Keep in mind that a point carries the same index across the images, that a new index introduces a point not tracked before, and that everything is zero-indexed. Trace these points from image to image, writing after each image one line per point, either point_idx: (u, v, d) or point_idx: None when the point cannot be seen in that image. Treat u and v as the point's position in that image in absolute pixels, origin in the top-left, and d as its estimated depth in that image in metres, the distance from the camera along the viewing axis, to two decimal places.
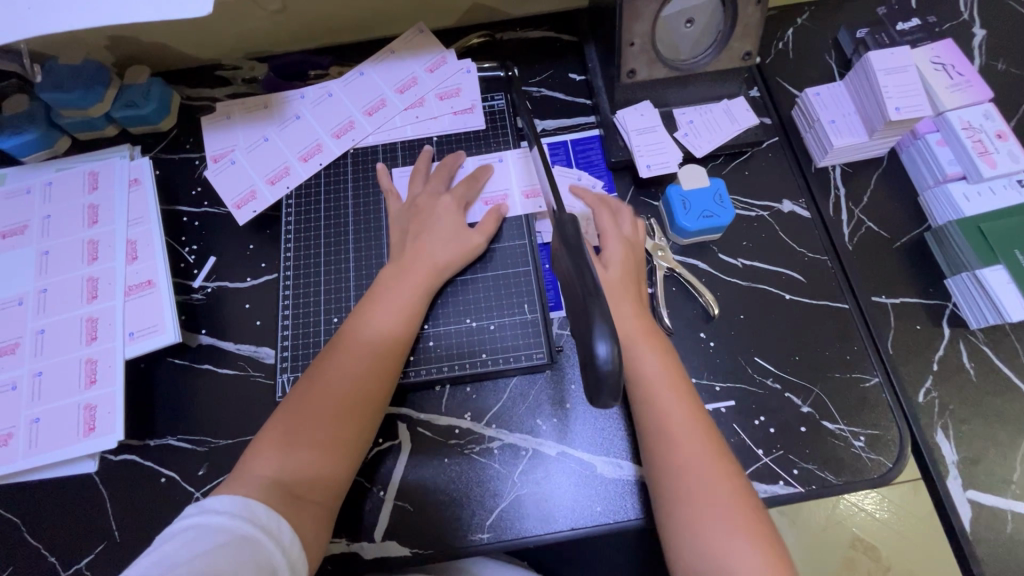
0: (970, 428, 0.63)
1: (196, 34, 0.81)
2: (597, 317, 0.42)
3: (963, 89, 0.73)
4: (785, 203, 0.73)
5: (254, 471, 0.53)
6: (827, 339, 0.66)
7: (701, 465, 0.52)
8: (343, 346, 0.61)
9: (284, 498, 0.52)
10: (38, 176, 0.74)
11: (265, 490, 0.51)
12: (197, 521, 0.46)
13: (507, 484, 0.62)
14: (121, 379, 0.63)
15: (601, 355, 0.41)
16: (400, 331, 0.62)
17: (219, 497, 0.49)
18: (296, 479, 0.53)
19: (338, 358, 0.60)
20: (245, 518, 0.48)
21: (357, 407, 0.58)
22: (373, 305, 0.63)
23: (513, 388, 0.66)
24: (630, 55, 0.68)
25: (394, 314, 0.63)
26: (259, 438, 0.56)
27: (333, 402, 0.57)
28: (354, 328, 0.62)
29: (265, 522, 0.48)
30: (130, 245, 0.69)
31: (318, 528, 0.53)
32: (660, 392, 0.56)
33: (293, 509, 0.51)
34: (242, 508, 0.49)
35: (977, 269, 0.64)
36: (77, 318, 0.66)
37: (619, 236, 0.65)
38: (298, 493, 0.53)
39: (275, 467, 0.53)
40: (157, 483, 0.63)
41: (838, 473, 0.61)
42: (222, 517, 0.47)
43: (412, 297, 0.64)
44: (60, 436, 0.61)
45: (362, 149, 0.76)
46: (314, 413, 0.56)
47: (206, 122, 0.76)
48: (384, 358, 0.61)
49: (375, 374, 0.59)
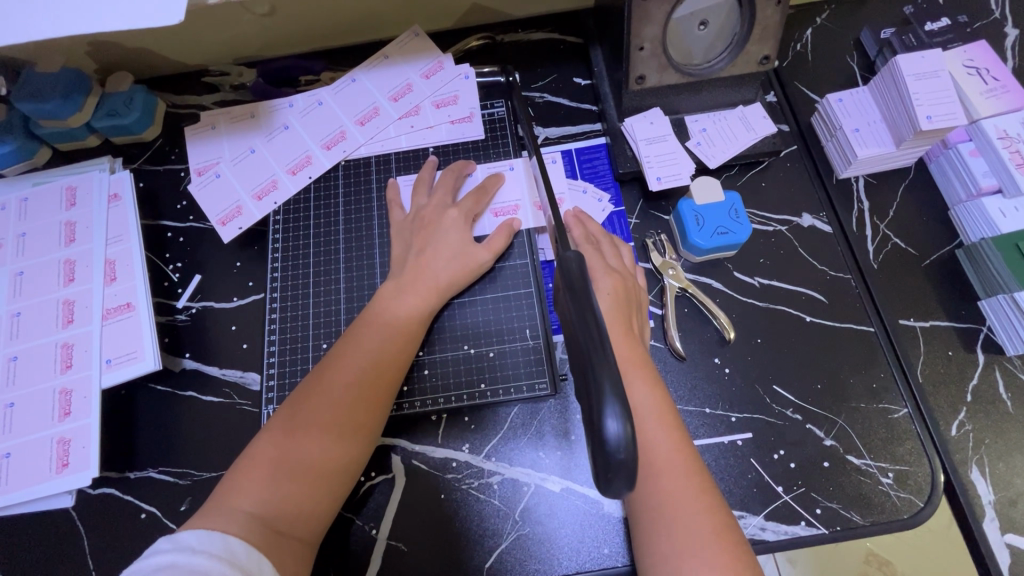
0: (1007, 465, 0.58)
1: (179, 39, 0.76)
2: (608, 386, 0.38)
3: (999, 95, 0.67)
4: (805, 217, 0.68)
5: (233, 502, 0.49)
6: (852, 365, 0.62)
7: (695, 533, 0.46)
8: (336, 366, 0.56)
9: (265, 534, 0.47)
10: (14, 191, 0.70)
11: (246, 526, 0.47)
12: (170, 561, 0.42)
13: (507, 522, 0.58)
14: (97, 410, 0.59)
15: (611, 431, 0.36)
16: (399, 354, 0.58)
17: (194, 532, 0.45)
18: (278, 513, 0.49)
19: (331, 381, 0.55)
20: (224, 561, 0.43)
21: (348, 436, 0.54)
22: (367, 327, 0.59)
23: (514, 417, 0.62)
24: (640, 61, 0.63)
25: (389, 334, 0.59)
26: (240, 465, 0.51)
27: (323, 429, 0.53)
28: (348, 349, 0.58)
29: (245, 564, 0.44)
30: (108, 265, 0.66)
31: (299, 567, 0.49)
32: (653, 443, 0.50)
33: (275, 548, 0.47)
34: (221, 548, 0.44)
35: (1015, 292, 0.59)
36: (52, 344, 0.62)
37: (608, 268, 0.59)
38: (280, 528, 0.49)
39: (256, 498, 0.49)
40: (136, 519, 0.60)
41: (864, 513, 0.56)
42: (199, 558, 0.42)
43: (411, 317, 0.60)
44: (33, 472, 0.57)
45: (354, 161, 0.72)
46: (302, 441, 0.52)
47: (189, 133, 0.72)
48: (380, 382, 0.57)
49: (369, 401, 0.56)
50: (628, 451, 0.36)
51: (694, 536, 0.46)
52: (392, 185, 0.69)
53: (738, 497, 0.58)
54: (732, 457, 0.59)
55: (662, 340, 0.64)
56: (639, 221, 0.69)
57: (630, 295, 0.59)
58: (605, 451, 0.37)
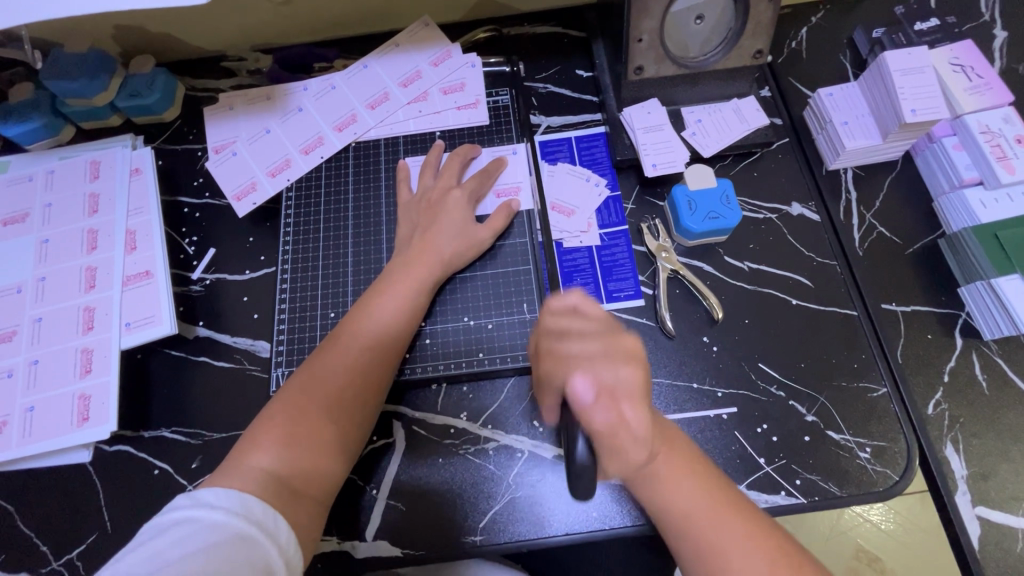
0: (981, 442, 0.60)
1: (201, 25, 0.80)
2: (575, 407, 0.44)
3: (983, 92, 0.70)
4: (794, 206, 0.71)
5: (249, 460, 0.52)
6: (836, 346, 0.65)
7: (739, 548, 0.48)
8: (347, 336, 0.60)
9: (280, 492, 0.50)
10: (41, 164, 0.74)
11: (262, 483, 0.50)
12: (190, 515, 0.45)
13: (501, 486, 0.61)
14: (116, 369, 0.63)
15: (579, 453, 0.42)
16: (402, 324, 0.62)
17: (213, 490, 0.47)
18: (293, 472, 0.52)
19: (341, 351, 0.59)
20: (240, 517, 0.46)
21: (357, 401, 0.58)
22: (373, 300, 0.63)
23: (510, 388, 0.65)
24: (638, 52, 0.67)
25: (394, 306, 0.62)
26: (252, 432, 0.54)
27: (333, 394, 0.57)
28: (356, 322, 0.61)
29: (263, 520, 0.47)
30: (129, 235, 0.69)
31: (313, 522, 0.52)
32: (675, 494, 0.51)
33: (289, 502, 0.50)
34: (237, 504, 0.47)
35: (992, 279, 0.62)
36: (74, 307, 0.66)
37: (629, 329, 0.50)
38: (295, 487, 0.52)
39: (272, 458, 0.52)
40: (150, 475, 0.63)
41: (841, 484, 0.59)
42: (216, 514, 0.45)
43: (414, 291, 0.63)
44: (55, 425, 0.61)
45: (364, 143, 0.75)
46: (311, 406, 0.56)
47: (208, 114, 0.76)
48: (386, 353, 0.60)
49: (375, 368, 0.59)
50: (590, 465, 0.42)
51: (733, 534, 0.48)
52: (403, 165, 0.72)
53: (721, 467, 0.60)
54: (717, 429, 0.62)
55: (653, 319, 0.67)
56: (635, 207, 0.72)
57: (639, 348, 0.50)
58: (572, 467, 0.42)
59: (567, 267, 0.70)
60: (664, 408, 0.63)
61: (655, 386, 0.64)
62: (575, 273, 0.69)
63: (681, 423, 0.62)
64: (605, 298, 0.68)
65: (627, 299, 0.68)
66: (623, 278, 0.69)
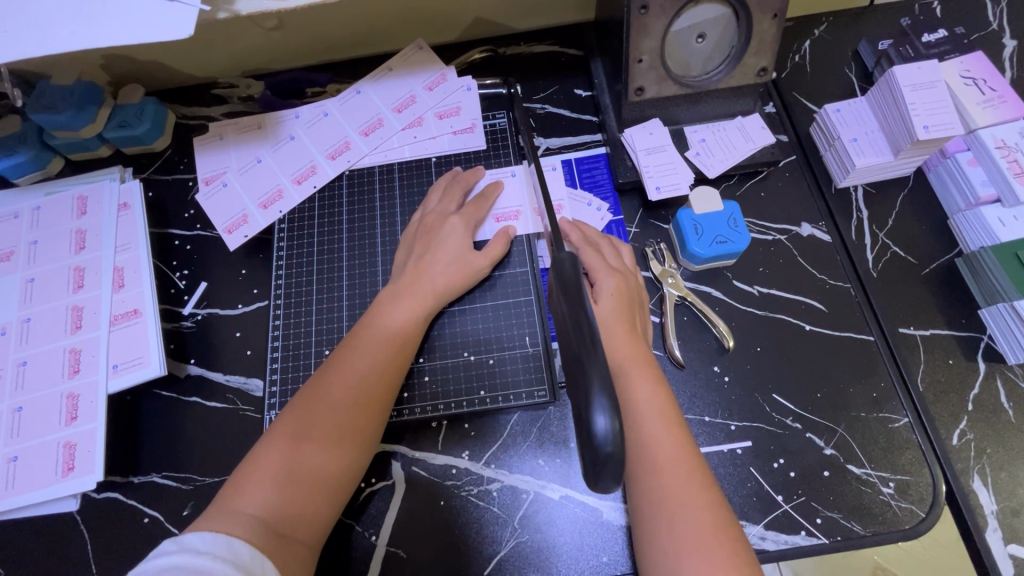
0: (1010, 475, 0.58)
1: (189, 52, 0.78)
2: (597, 383, 0.38)
3: (996, 105, 0.68)
4: (804, 227, 0.69)
5: (236, 505, 0.48)
6: (852, 374, 0.62)
7: (694, 529, 0.46)
8: (337, 364, 0.56)
9: (269, 538, 0.47)
10: (26, 200, 0.72)
11: (249, 530, 0.46)
12: (175, 561, 0.41)
13: (506, 529, 0.58)
14: (103, 415, 0.60)
15: (600, 428, 0.37)
16: (400, 349, 0.59)
17: (199, 534, 0.44)
18: (282, 516, 0.49)
19: (329, 379, 0.55)
20: (227, 562, 0.42)
21: (356, 431, 0.54)
22: (369, 325, 0.60)
23: (514, 425, 0.63)
24: (638, 73, 0.65)
25: (392, 331, 0.59)
26: (243, 473, 0.51)
27: (329, 429, 0.53)
28: (352, 349, 0.58)
29: (253, 568, 0.43)
30: (117, 272, 0.67)
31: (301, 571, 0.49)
32: (654, 439, 0.51)
33: (277, 550, 0.47)
34: (224, 549, 0.43)
35: (1014, 301, 0.59)
36: (60, 349, 0.63)
37: None
38: (284, 532, 0.49)
39: (260, 502, 0.49)
40: (139, 524, 0.60)
41: (865, 523, 0.56)
42: (202, 559, 0.42)
43: (411, 315, 0.60)
44: (39, 475, 0.58)
45: (358, 170, 0.73)
46: (307, 440, 0.52)
47: (198, 144, 0.74)
48: (383, 378, 0.57)
49: (374, 395, 0.56)
50: (615, 445, 0.37)
51: (706, 558, 0.45)
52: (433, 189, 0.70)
53: (737, 506, 0.57)
54: (731, 465, 0.59)
55: (661, 348, 0.64)
56: (638, 230, 0.70)
57: (632, 294, 0.60)
58: (592, 445, 0.37)
59: None
60: None
61: None
62: None
63: None
64: None
65: None
66: None
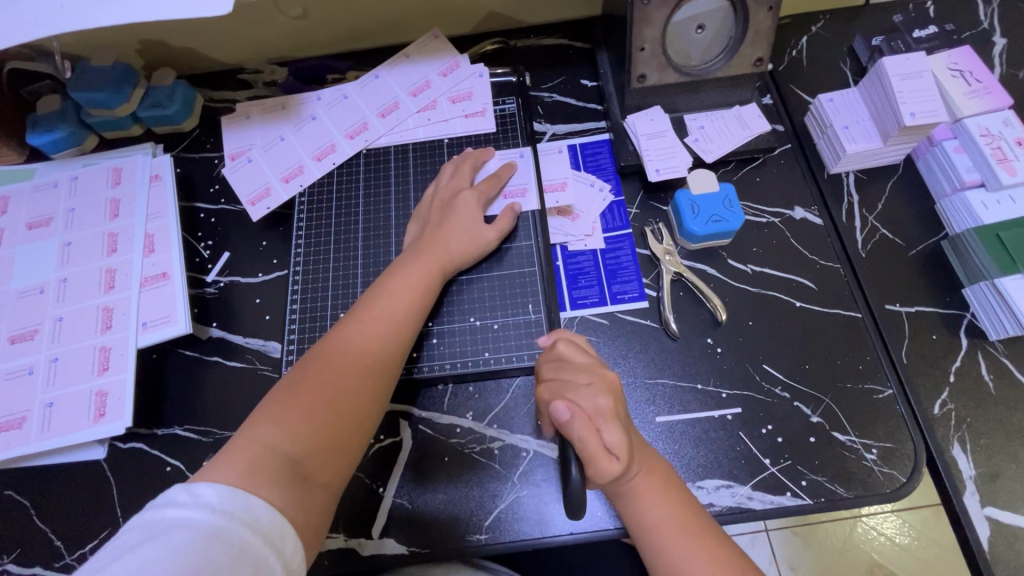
0: (989, 443, 0.60)
1: (219, 39, 0.84)
2: None
3: (982, 96, 0.71)
4: (797, 210, 0.72)
5: (253, 438, 0.50)
6: (840, 348, 0.65)
7: None
8: (359, 317, 0.60)
9: (284, 470, 0.48)
10: (65, 171, 0.77)
11: (261, 459, 0.48)
12: (186, 518, 0.41)
13: (506, 484, 0.62)
14: (132, 367, 0.65)
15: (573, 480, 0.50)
16: (413, 305, 0.62)
17: (213, 487, 0.43)
18: (301, 452, 0.50)
19: (350, 331, 0.59)
20: (241, 523, 0.42)
21: (371, 377, 0.57)
22: (386, 284, 0.63)
23: (516, 388, 0.66)
24: (641, 60, 0.69)
25: (407, 288, 0.63)
26: (257, 415, 0.52)
27: (344, 372, 0.55)
28: (371, 303, 0.61)
29: (269, 531, 0.43)
30: (147, 238, 0.72)
31: (320, 514, 0.49)
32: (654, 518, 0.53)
33: (295, 482, 0.48)
34: (240, 508, 0.43)
35: (996, 279, 0.62)
36: (94, 307, 0.68)
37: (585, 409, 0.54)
38: (301, 468, 0.49)
39: (277, 436, 0.50)
40: (162, 472, 0.64)
41: (848, 486, 0.59)
42: (215, 519, 0.41)
43: (425, 275, 0.64)
44: (73, 420, 0.63)
45: (374, 149, 0.78)
46: (323, 383, 0.54)
47: (225, 122, 0.78)
48: (397, 332, 0.60)
49: (389, 347, 0.59)
50: None
51: None
52: (450, 165, 0.74)
53: (726, 467, 0.60)
54: (720, 430, 0.62)
55: (657, 320, 0.68)
56: (639, 211, 0.73)
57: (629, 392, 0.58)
58: None
59: (571, 269, 0.71)
60: (668, 408, 0.63)
61: (659, 387, 0.64)
62: (580, 276, 0.70)
63: (684, 424, 0.63)
64: (609, 300, 0.69)
65: (631, 301, 0.69)
66: (627, 279, 0.70)
